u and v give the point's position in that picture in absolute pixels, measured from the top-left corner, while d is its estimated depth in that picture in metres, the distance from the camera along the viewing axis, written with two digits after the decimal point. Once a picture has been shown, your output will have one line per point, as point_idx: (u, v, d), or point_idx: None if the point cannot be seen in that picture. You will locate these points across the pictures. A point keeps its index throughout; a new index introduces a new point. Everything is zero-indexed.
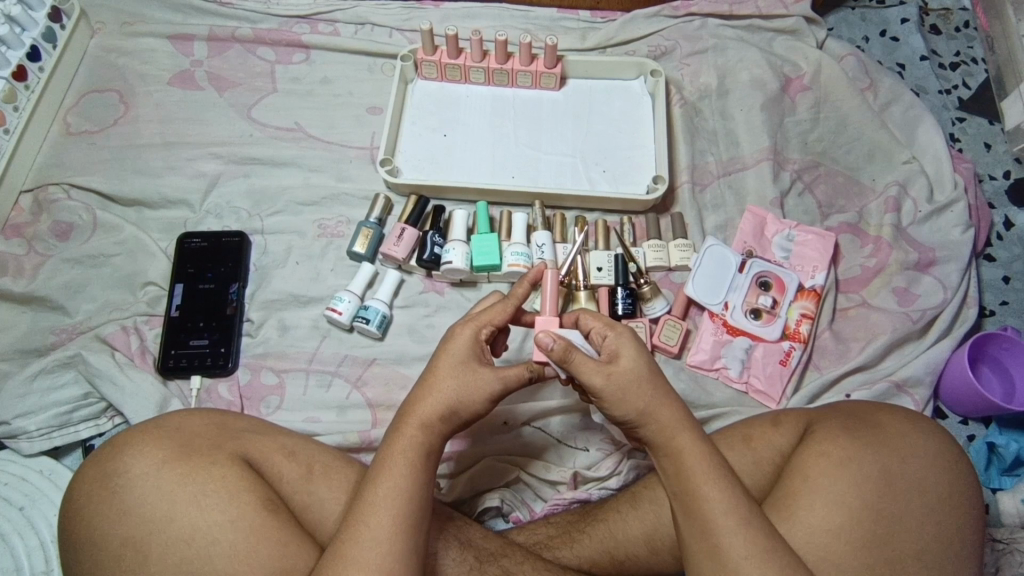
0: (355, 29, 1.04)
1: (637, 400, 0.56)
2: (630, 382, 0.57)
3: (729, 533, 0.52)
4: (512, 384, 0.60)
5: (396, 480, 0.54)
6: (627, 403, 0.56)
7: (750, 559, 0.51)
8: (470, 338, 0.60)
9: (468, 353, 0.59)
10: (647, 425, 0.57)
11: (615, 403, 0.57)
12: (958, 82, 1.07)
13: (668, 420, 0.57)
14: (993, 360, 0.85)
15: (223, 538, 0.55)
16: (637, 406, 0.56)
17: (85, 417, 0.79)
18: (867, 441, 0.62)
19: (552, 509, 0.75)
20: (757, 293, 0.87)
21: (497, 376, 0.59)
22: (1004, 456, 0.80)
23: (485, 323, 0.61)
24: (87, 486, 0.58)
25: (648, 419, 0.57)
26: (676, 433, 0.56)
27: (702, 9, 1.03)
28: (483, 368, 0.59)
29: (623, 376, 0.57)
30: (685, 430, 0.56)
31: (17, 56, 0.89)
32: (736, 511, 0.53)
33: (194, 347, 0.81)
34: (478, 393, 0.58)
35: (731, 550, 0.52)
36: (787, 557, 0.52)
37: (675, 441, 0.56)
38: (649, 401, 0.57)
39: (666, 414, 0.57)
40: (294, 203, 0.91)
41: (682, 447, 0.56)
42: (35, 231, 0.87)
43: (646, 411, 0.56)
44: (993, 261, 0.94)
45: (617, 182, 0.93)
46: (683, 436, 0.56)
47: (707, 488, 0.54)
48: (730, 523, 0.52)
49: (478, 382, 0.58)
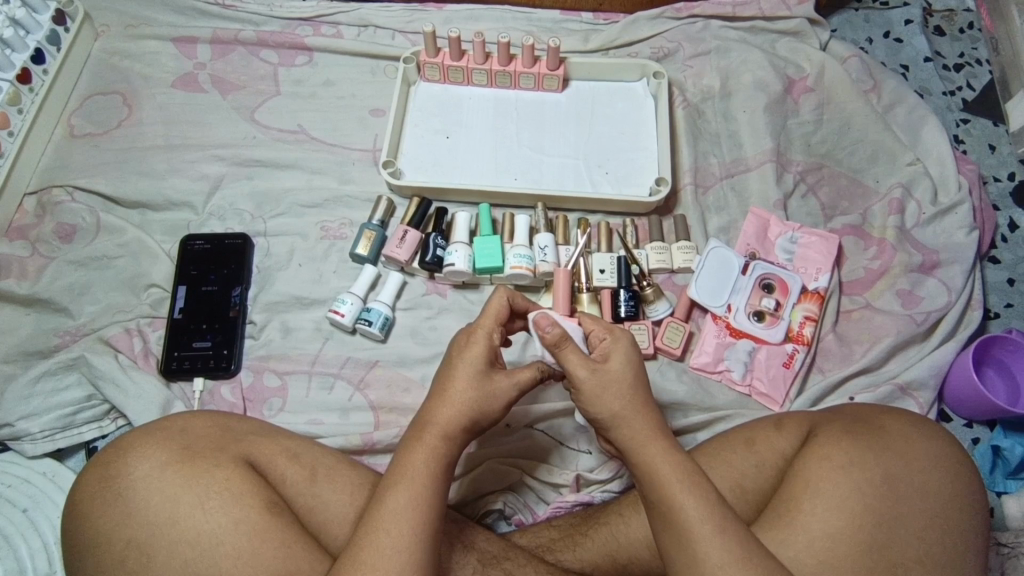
0: (358, 32, 1.04)
1: (612, 400, 0.57)
2: (613, 381, 0.57)
3: (710, 536, 0.51)
4: (525, 386, 0.61)
5: (418, 489, 0.54)
6: (604, 403, 0.57)
7: (725, 567, 0.50)
8: (484, 346, 0.60)
9: (484, 360, 0.59)
10: (620, 429, 0.57)
11: (591, 399, 0.58)
12: (962, 84, 1.06)
13: (641, 427, 0.56)
14: (998, 363, 0.85)
15: (228, 541, 0.55)
16: (610, 408, 0.57)
17: (89, 419, 0.80)
18: (855, 446, 0.61)
19: (555, 511, 0.76)
20: (760, 295, 0.87)
21: (512, 383, 0.60)
22: (1009, 460, 0.80)
23: (493, 326, 0.61)
24: (92, 488, 0.58)
25: (620, 422, 0.57)
26: (646, 440, 0.56)
27: (705, 11, 1.03)
28: (499, 375, 0.60)
29: (605, 375, 0.58)
30: (658, 438, 0.56)
31: (21, 60, 0.90)
32: (711, 517, 0.52)
33: (197, 349, 0.81)
34: (497, 402, 0.59)
35: (706, 557, 0.51)
36: (765, 566, 0.51)
37: (648, 450, 0.56)
38: (624, 403, 0.57)
39: (639, 420, 0.57)
40: (297, 205, 0.91)
41: (654, 455, 0.55)
42: (39, 233, 0.88)
43: (620, 414, 0.57)
44: (998, 263, 0.94)
45: (620, 184, 0.93)
46: (653, 443, 0.56)
47: (682, 497, 0.53)
48: (706, 530, 0.51)
49: (496, 391, 0.59)
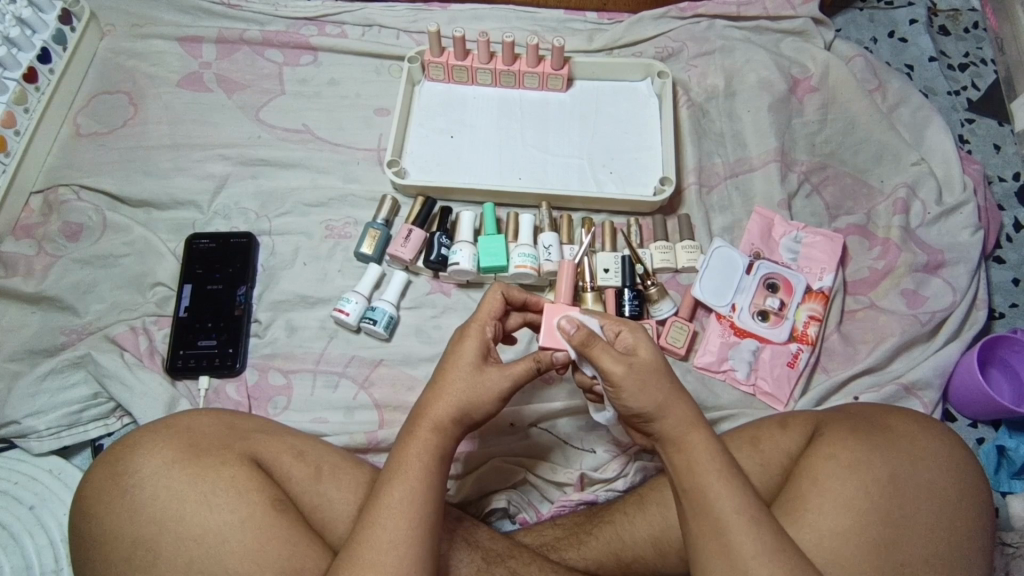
0: (363, 31, 1.04)
1: (655, 391, 0.56)
2: (651, 372, 0.56)
3: (745, 529, 0.51)
4: (521, 380, 0.60)
5: (414, 484, 0.54)
6: (647, 393, 0.56)
7: (757, 559, 0.51)
8: (477, 339, 0.60)
9: (475, 354, 0.59)
10: (664, 419, 0.56)
11: (632, 393, 0.56)
12: (967, 83, 1.06)
13: (683, 418, 0.56)
14: (1003, 363, 0.84)
15: (233, 538, 0.56)
16: (654, 399, 0.56)
17: (95, 417, 0.80)
18: (867, 445, 0.61)
19: (559, 511, 0.75)
20: (764, 295, 0.87)
21: (504, 376, 0.59)
22: (1014, 460, 0.79)
23: (488, 320, 0.62)
24: (98, 486, 0.59)
25: (665, 412, 0.56)
26: (685, 431, 0.56)
27: (710, 10, 1.03)
28: (491, 368, 0.59)
29: (643, 367, 0.56)
30: (698, 430, 0.56)
31: (27, 59, 0.90)
32: (746, 510, 0.52)
33: (202, 348, 0.82)
34: (488, 394, 0.58)
35: (741, 550, 0.51)
36: (796, 559, 0.52)
37: (687, 440, 0.55)
38: (666, 394, 0.56)
39: (681, 411, 0.56)
40: (301, 204, 0.91)
41: (693, 445, 0.55)
42: (45, 232, 0.88)
43: (664, 404, 0.56)
44: (1003, 263, 0.94)
45: (624, 183, 0.93)
46: (695, 434, 0.55)
47: (719, 489, 0.53)
48: (741, 523, 0.52)
49: (486, 383, 0.58)
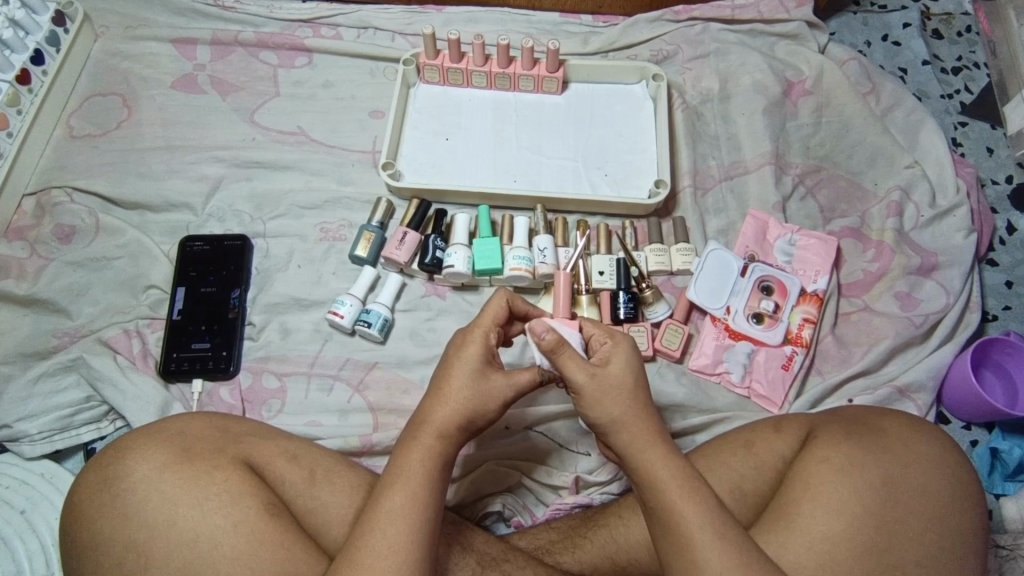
0: (358, 33, 1.04)
1: (612, 405, 0.56)
2: (613, 385, 0.57)
3: (709, 545, 0.51)
4: (524, 389, 0.61)
5: (414, 490, 0.54)
6: (604, 407, 0.56)
7: None
8: (480, 346, 0.60)
9: (480, 360, 0.59)
10: (620, 434, 0.56)
11: (593, 404, 0.57)
12: (960, 87, 1.06)
13: (641, 432, 0.56)
14: (996, 366, 0.85)
15: (226, 543, 0.55)
16: (610, 412, 0.56)
17: (87, 420, 0.79)
18: (851, 451, 0.61)
19: (554, 514, 0.76)
20: (759, 297, 0.87)
21: (509, 384, 0.59)
22: (1007, 462, 0.80)
23: (491, 327, 0.61)
24: (90, 491, 0.58)
25: (621, 427, 0.56)
26: (645, 446, 0.56)
27: (704, 13, 1.04)
28: (495, 374, 0.59)
29: (606, 379, 0.57)
30: (658, 445, 0.56)
31: (20, 60, 0.90)
32: (711, 525, 0.52)
33: (196, 351, 0.81)
34: (495, 400, 0.59)
35: (708, 565, 0.51)
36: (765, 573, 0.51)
37: (647, 455, 0.55)
38: (625, 408, 0.56)
39: (640, 427, 0.56)
40: (296, 206, 0.91)
41: (653, 460, 0.55)
42: (38, 234, 0.87)
43: (621, 419, 0.56)
44: (996, 266, 0.94)
45: (619, 186, 0.93)
46: (655, 448, 0.55)
47: (681, 503, 0.53)
48: (706, 539, 0.51)
49: (491, 390, 0.59)
